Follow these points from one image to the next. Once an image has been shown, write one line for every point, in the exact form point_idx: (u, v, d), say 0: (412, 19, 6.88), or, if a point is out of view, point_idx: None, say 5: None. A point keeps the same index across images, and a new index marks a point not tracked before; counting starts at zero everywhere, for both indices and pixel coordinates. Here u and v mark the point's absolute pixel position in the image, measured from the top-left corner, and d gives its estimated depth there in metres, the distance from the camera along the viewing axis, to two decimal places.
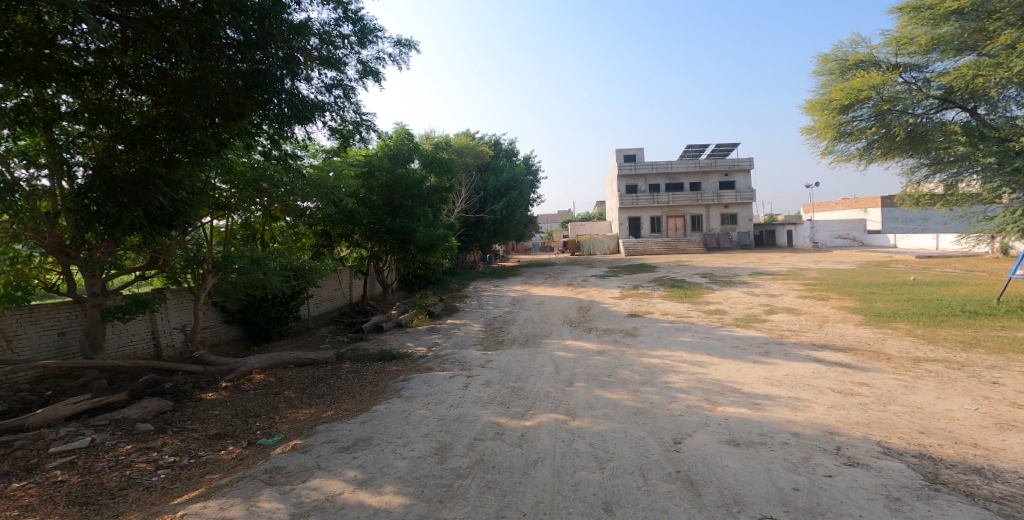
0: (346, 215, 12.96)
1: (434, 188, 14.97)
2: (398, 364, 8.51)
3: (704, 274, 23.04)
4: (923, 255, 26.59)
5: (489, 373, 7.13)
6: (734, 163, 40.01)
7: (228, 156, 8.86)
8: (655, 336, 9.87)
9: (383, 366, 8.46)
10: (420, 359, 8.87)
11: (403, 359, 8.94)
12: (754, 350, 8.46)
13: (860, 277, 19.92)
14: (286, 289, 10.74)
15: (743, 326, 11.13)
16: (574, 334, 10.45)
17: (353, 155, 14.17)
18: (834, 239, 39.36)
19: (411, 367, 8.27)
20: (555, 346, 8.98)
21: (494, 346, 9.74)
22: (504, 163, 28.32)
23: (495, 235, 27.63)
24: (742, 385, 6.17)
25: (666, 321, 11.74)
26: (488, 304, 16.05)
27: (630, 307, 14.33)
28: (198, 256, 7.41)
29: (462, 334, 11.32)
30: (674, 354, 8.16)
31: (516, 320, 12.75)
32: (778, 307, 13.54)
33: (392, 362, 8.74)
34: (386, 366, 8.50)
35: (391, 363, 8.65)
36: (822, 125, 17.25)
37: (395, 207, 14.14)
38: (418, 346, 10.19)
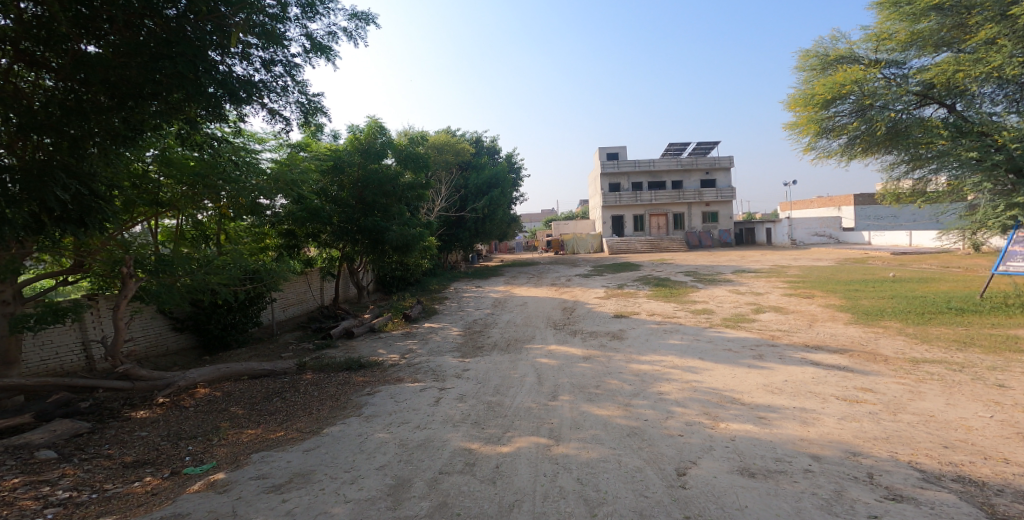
0: (313, 213, 12.11)
1: (410, 185, 14.14)
2: (365, 374, 7.77)
3: (688, 272, 22.75)
4: (898, 252, 26.80)
5: (465, 384, 6.47)
6: (715, 162, 40.12)
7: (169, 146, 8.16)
8: (643, 339, 9.32)
9: (348, 376, 7.71)
10: (390, 368, 8.15)
11: (372, 368, 8.20)
12: (748, 352, 7.98)
13: (842, 274, 19.82)
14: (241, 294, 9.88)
15: (733, 326, 10.67)
16: (558, 337, 9.87)
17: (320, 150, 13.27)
18: (812, 236, 39.69)
19: (379, 377, 7.55)
20: (537, 353, 8.35)
21: (472, 352, 9.09)
22: (486, 160, 27.64)
23: (478, 234, 26.94)
24: (741, 394, 5.64)
25: (652, 322, 11.24)
26: (468, 306, 15.36)
27: (615, 307, 13.82)
28: (124, 257, 6.61)
29: (438, 339, 10.60)
30: (664, 358, 7.62)
31: (497, 323, 12.10)
32: (765, 305, 13.16)
33: (358, 371, 8.00)
34: (352, 375, 7.75)
35: (358, 373, 7.91)
36: (804, 121, 16.85)
37: (367, 205, 13.33)
38: (390, 354, 9.44)
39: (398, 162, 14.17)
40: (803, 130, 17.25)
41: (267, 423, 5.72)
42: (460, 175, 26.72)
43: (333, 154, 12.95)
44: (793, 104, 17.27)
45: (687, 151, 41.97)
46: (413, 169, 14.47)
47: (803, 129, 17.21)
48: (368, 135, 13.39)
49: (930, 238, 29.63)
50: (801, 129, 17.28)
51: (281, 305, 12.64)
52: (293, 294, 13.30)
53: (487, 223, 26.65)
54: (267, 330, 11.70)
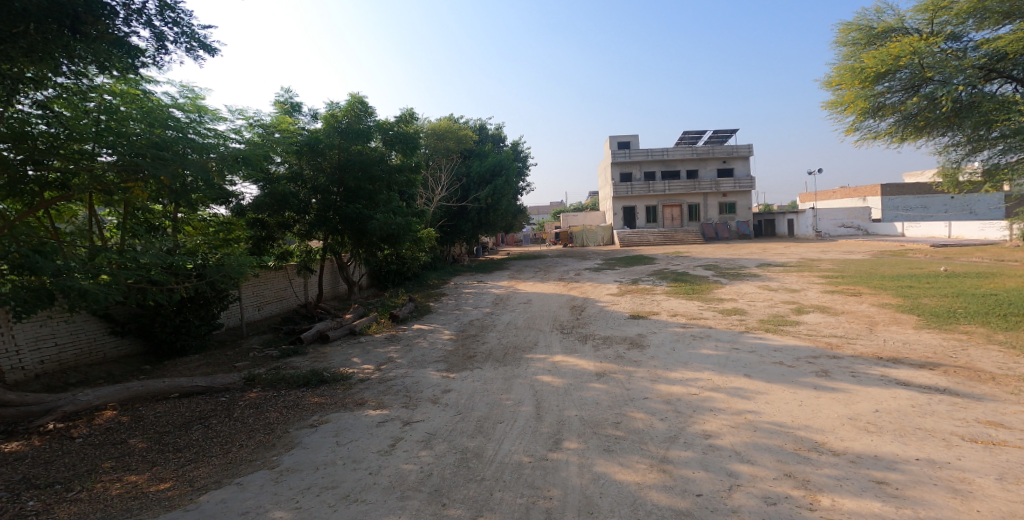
0: (283, 200, 10.46)
1: (398, 168, 12.50)
2: (323, 392, 6.14)
3: (708, 266, 20.93)
4: (937, 244, 24.70)
5: (441, 413, 4.95)
6: (733, 150, 37.99)
7: (110, 126, 7.60)
8: (668, 348, 7.67)
9: (300, 395, 6.10)
10: (356, 381, 6.60)
11: (335, 382, 6.56)
12: (806, 366, 6.29)
13: (883, 268, 17.86)
14: (183, 293, 8.12)
15: (774, 331, 8.95)
16: (565, 344, 8.28)
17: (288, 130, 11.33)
18: (838, 227, 37.44)
19: (338, 396, 5.97)
20: (538, 366, 6.75)
21: (460, 363, 7.53)
22: (489, 147, 26.02)
23: (481, 225, 25.40)
24: (825, 436, 4.00)
25: (676, 325, 9.58)
26: (466, 304, 13.76)
27: (632, 306, 12.14)
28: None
29: (424, 345, 9.03)
30: (700, 376, 5.96)
31: (495, 325, 10.52)
32: (807, 304, 11.36)
33: (317, 387, 6.39)
34: (306, 394, 6.13)
35: (316, 389, 6.40)
36: (846, 100, 14.35)
37: (351, 191, 11.75)
38: (365, 363, 7.92)
39: (386, 143, 12.55)
40: (843, 109, 14.80)
41: (157, 467, 4.18)
42: (461, 163, 25.13)
43: (311, 136, 11.23)
44: (833, 82, 14.97)
45: (704, 138, 39.87)
46: (402, 151, 12.84)
47: (845, 109, 14.74)
48: (352, 112, 11.77)
49: (971, 229, 27.40)
50: (841, 108, 14.79)
51: (255, 303, 11.10)
52: (270, 290, 11.77)
53: (491, 213, 25.06)
54: (234, 332, 10.20)
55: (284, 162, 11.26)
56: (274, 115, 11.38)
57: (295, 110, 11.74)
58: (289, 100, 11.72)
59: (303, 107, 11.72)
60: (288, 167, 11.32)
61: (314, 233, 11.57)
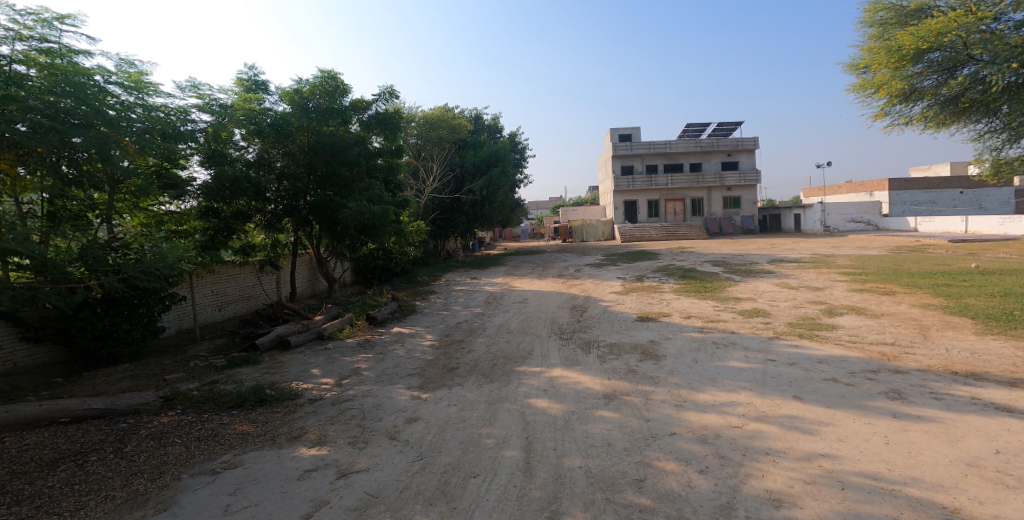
0: (238, 183, 8.92)
1: (376, 152, 11.15)
2: (259, 414, 4.87)
3: (716, 262, 19.63)
4: (956, 239, 23.45)
5: (402, 457, 3.69)
6: (738, 142, 36.61)
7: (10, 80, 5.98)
8: (689, 359, 6.36)
9: (227, 418, 4.80)
10: (307, 400, 5.34)
11: (278, 400, 5.28)
12: (868, 384, 5.03)
13: (906, 264, 16.57)
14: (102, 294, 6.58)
15: (810, 336, 7.66)
16: (564, 352, 7.00)
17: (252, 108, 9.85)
18: (848, 223, 36.11)
19: (276, 420, 4.70)
20: (532, 384, 5.50)
21: (438, 377, 6.26)
22: (485, 137, 24.67)
23: (476, 219, 24.06)
24: (951, 496, 2.85)
25: (694, 329, 8.28)
26: (455, 304, 12.42)
27: (638, 306, 10.85)
28: None
29: (400, 352, 7.75)
30: (737, 400, 4.70)
31: (485, 328, 9.23)
32: (838, 304, 10.08)
33: (253, 405, 5.11)
34: (235, 416, 4.84)
35: (252, 408, 5.10)
36: (876, 82, 12.99)
37: (322, 178, 10.38)
38: (327, 374, 6.59)
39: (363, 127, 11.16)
40: (871, 93, 13.47)
41: None
42: (455, 153, 23.77)
43: (276, 115, 9.79)
44: (861, 63, 13.53)
45: (707, 131, 38.54)
46: (382, 135, 11.53)
47: (873, 93, 13.42)
48: (322, 89, 10.35)
49: (991, 224, 26.14)
50: (869, 92, 13.46)
51: (213, 303, 9.77)
52: (234, 289, 10.39)
53: (486, 206, 23.71)
54: (186, 336, 8.86)
55: (248, 145, 9.89)
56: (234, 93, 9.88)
57: (260, 90, 10.08)
58: (253, 79, 10.14)
59: (270, 86, 10.18)
60: (257, 154, 9.94)
61: (279, 223, 10.17)
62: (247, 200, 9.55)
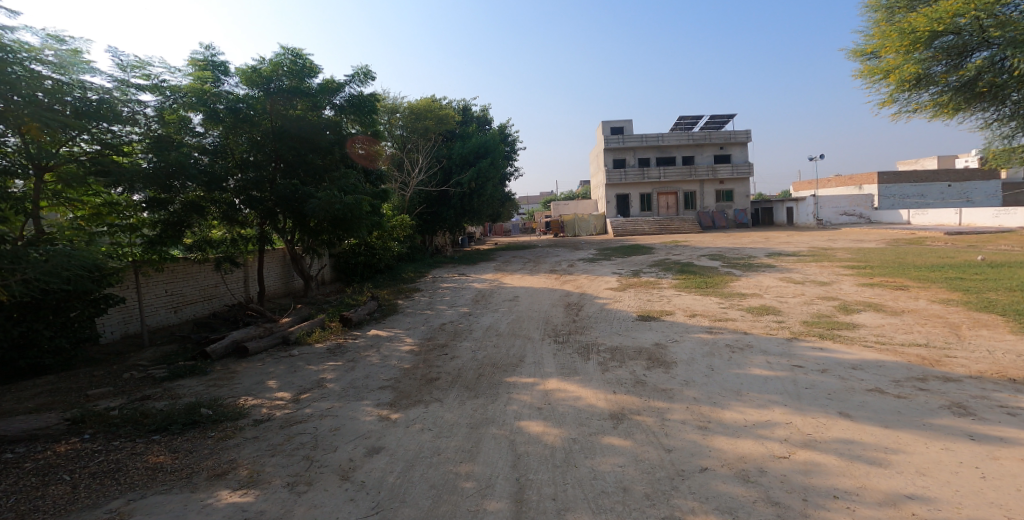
0: (186, 168, 7.68)
1: (349, 138, 10.12)
2: (186, 440, 3.95)
3: (713, 256, 18.92)
4: (951, 232, 23.10)
5: (357, 511, 2.81)
6: (731, 135, 36.04)
7: None
8: (704, 366, 5.56)
9: (144, 446, 3.87)
10: (253, 421, 4.43)
11: (215, 421, 4.36)
12: (922, 396, 4.29)
13: (909, 258, 16.04)
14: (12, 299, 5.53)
15: (831, 336, 6.93)
16: (560, 359, 6.15)
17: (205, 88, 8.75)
18: (841, 216, 36.00)
19: (205, 448, 3.79)
20: (524, 402, 4.66)
21: (415, 391, 5.39)
22: (473, 128, 23.69)
23: (464, 213, 23.11)
24: None
25: (702, 330, 7.49)
26: (440, 303, 11.52)
27: (637, 304, 10.04)
28: None
29: (374, 359, 6.85)
30: (773, 420, 3.91)
31: (471, 329, 8.36)
32: (852, 300, 9.38)
33: (182, 429, 4.19)
34: (154, 444, 3.91)
35: (182, 431, 4.17)
36: (885, 68, 12.27)
37: (288, 165, 9.41)
38: (285, 386, 5.66)
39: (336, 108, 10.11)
40: (878, 79, 12.77)
41: None
42: (442, 145, 22.78)
43: (233, 97, 8.77)
44: (870, 47, 12.77)
45: (699, 124, 37.90)
46: (357, 119, 10.55)
47: (881, 79, 12.69)
48: (287, 68, 9.39)
49: (984, 216, 26.02)
50: (877, 78, 12.75)
51: (168, 304, 8.86)
52: (194, 289, 9.44)
53: (474, 199, 22.81)
54: (133, 343, 7.90)
55: (207, 132, 8.82)
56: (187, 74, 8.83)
57: (217, 70, 9.03)
58: (210, 59, 9.06)
59: (228, 68, 9.15)
60: (220, 143, 8.95)
61: (238, 215, 9.06)
62: (200, 190, 8.32)
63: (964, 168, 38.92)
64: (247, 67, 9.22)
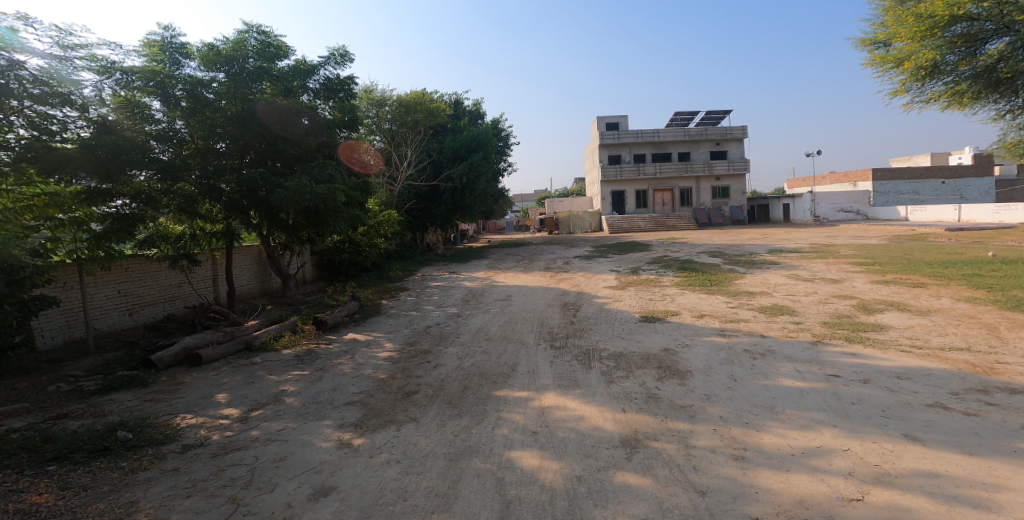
0: (135, 150, 7.04)
1: (326, 124, 9.44)
2: (85, 474, 3.25)
3: (713, 253, 18.22)
4: (954, 228, 22.67)
5: None
6: (727, 131, 35.46)
7: None
8: (723, 376, 4.83)
9: (30, 480, 3.17)
10: (180, 447, 3.69)
11: (131, 447, 3.64)
12: (995, 414, 3.60)
13: (917, 254, 15.47)
14: None
15: (859, 338, 6.24)
16: (558, 368, 5.39)
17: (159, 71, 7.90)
18: (837, 213, 36.24)
19: (105, 485, 3.10)
20: (518, 425, 3.92)
21: (387, 408, 4.61)
22: (464, 121, 22.85)
23: (457, 209, 22.16)
24: None
25: (713, 333, 6.78)
26: (428, 303, 10.72)
27: (639, 304, 9.29)
28: None
29: (346, 367, 6.04)
30: (825, 446, 3.25)
31: (459, 332, 7.57)
32: (871, 299, 8.71)
33: (87, 457, 3.48)
34: (44, 477, 3.21)
35: (85, 462, 3.43)
36: (899, 56, 11.60)
37: (256, 154, 8.53)
38: (234, 401, 4.88)
39: (310, 89, 9.47)
40: (890, 68, 12.11)
41: None
42: (432, 139, 21.92)
43: (193, 80, 8.04)
44: (882, 35, 12.09)
45: (695, 120, 37.31)
46: (333, 102, 9.91)
47: (894, 68, 12.03)
48: (253, 49, 8.58)
49: (984, 212, 25.61)
50: (889, 67, 12.09)
51: (122, 306, 8.03)
52: (153, 290, 8.59)
53: (467, 195, 21.72)
54: (79, 350, 7.07)
55: (167, 120, 8.03)
56: (143, 56, 7.93)
57: (176, 52, 8.15)
58: (168, 40, 8.15)
59: (189, 49, 8.23)
60: (189, 138, 8.22)
61: (196, 209, 8.16)
62: (153, 176, 7.55)
63: (959, 165, 38.67)
64: (208, 47, 8.36)
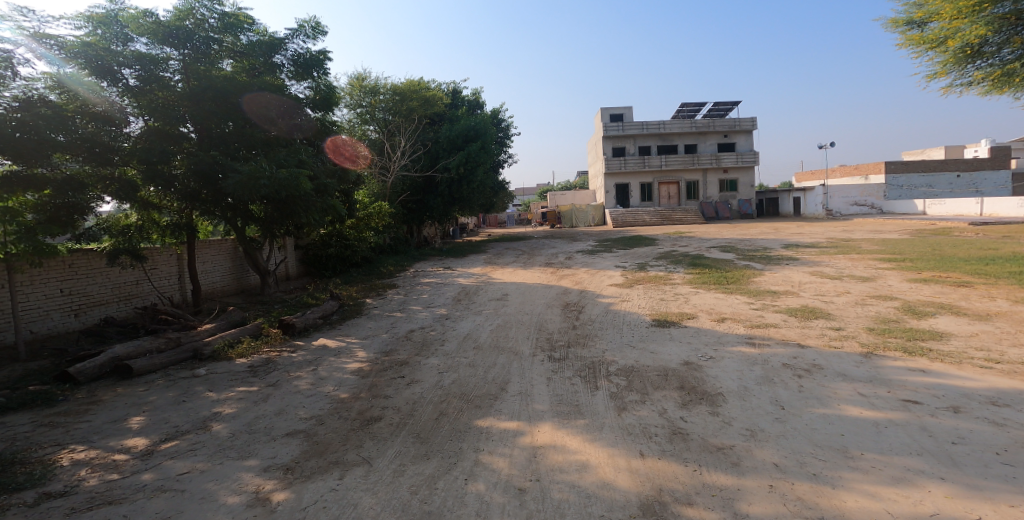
0: (62, 128, 6.00)
1: (295, 103, 8.61)
2: None
3: (725, 247, 17.14)
4: (978, 222, 21.49)
5: None
6: (736, 122, 34.23)
7: None
8: (765, 400, 3.83)
9: None
10: (36, 497, 2.83)
11: None
12: None
13: (947, 249, 14.35)
14: None
15: (917, 349, 5.21)
16: (557, 388, 4.38)
17: (99, 45, 6.88)
18: (852, 206, 34.92)
19: None
20: (502, 476, 2.95)
21: (336, 440, 3.65)
22: (462, 110, 21.76)
23: (454, 202, 21.14)
24: None
25: (739, 340, 5.78)
26: (416, 302, 9.73)
27: (649, 304, 8.29)
28: None
29: (303, 381, 5.05)
30: (944, 515, 2.31)
31: (444, 339, 6.59)
32: (915, 300, 7.66)
33: None
34: None
35: None
36: (939, 36, 10.49)
37: (215, 135, 7.61)
38: (148, 425, 3.97)
39: (281, 65, 8.59)
40: (928, 50, 10.99)
41: None
42: (429, 129, 20.87)
43: (148, 57, 7.09)
44: (920, 12, 10.95)
45: (702, 111, 36.04)
46: (309, 82, 9.05)
47: (932, 49, 10.91)
48: (214, 26, 7.74)
49: (1009, 205, 24.57)
50: (926, 48, 10.98)
51: (65, 306, 7.04)
52: (104, 288, 7.62)
53: (464, 186, 20.66)
54: (6, 357, 6.11)
55: (119, 100, 7.09)
56: (86, 29, 6.96)
57: (123, 27, 7.17)
58: (114, 13, 7.17)
59: (134, 23, 7.25)
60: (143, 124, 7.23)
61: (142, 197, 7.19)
62: (83, 162, 6.64)
63: (976, 158, 37.28)
64: (161, 20, 7.36)
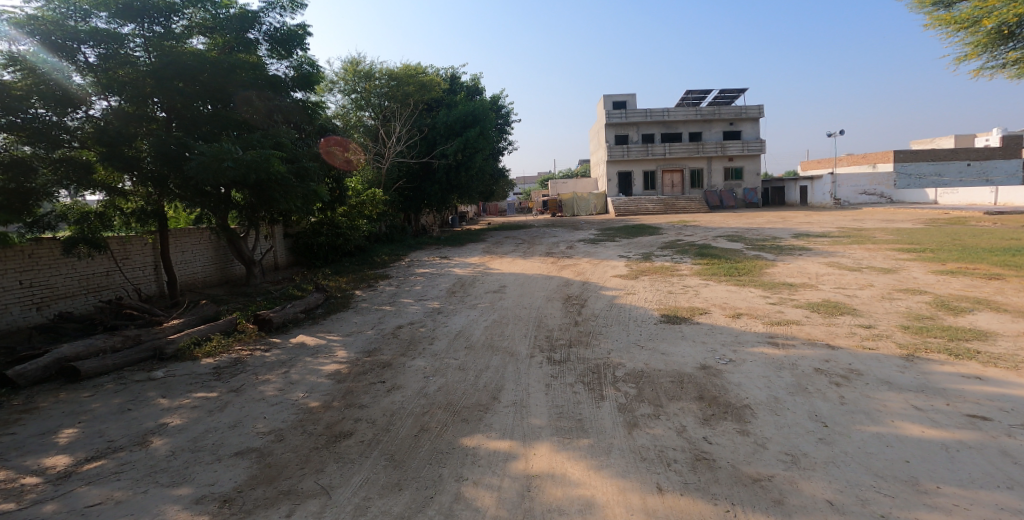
0: None
1: (274, 83, 7.96)
2: None
3: (732, 237, 16.50)
4: (994, 211, 20.78)
5: None
6: (742, 110, 33.34)
7: None
8: (801, 415, 3.25)
9: None
10: None
11: None
12: None
13: (967, 239, 13.69)
14: None
15: (964, 350, 4.61)
16: (557, 398, 3.79)
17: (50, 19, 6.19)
18: (860, 195, 34.10)
19: None
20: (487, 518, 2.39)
21: (295, 460, 3.10)
22: (461, 95, 20.99)
23: (452, 190, 20.47)
24: None
25: (760, 339, 5.19)
26: (407, 294, 9.14)
27: (656, 297, 7.69)
28: None
29: (270, 386, 4.48)
30: None
31: (434, 336, 6.01)
32: (947, 294, 7.04)
33: None
34: None
35: None
36: (971, 15, 9.74)
37: (185, 118, 7.00)
38: (78, 440, 3.44)
39: (257, 42, 7.94)
40: (957, 31, 10.24)
41: None
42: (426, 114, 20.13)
43: (110, 33, 6.36)
44: None
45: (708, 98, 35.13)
46: (289, 61, 8.40)
47: (962, 30, 10.16)
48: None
49: None
50: (956, 29, 10.23)
51: (26, 300, 6.45)
52: (69, 280, 7.05)
53: (462, 173, 19.95)
54: None
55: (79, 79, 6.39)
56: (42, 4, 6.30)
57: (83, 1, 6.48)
58: None
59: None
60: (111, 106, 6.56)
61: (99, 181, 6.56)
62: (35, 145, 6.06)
63: (988, 147, 36.34)
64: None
